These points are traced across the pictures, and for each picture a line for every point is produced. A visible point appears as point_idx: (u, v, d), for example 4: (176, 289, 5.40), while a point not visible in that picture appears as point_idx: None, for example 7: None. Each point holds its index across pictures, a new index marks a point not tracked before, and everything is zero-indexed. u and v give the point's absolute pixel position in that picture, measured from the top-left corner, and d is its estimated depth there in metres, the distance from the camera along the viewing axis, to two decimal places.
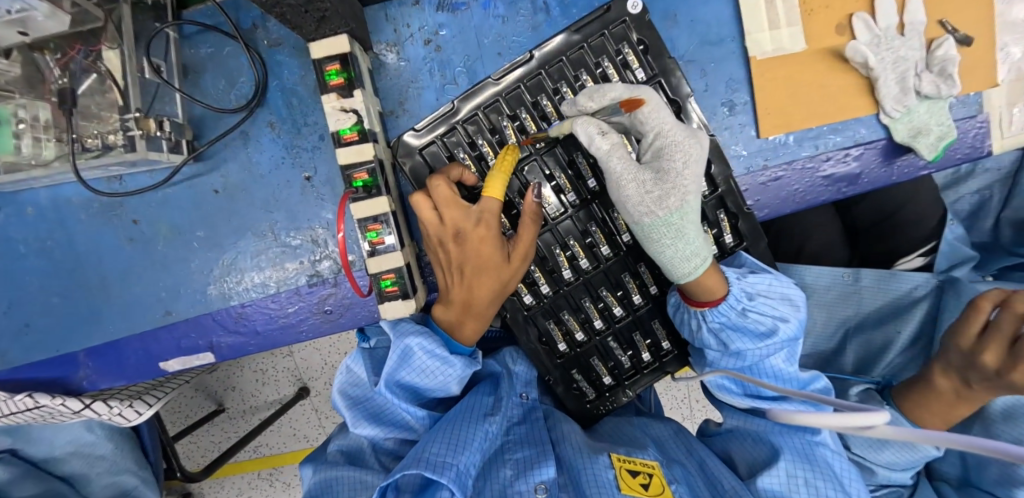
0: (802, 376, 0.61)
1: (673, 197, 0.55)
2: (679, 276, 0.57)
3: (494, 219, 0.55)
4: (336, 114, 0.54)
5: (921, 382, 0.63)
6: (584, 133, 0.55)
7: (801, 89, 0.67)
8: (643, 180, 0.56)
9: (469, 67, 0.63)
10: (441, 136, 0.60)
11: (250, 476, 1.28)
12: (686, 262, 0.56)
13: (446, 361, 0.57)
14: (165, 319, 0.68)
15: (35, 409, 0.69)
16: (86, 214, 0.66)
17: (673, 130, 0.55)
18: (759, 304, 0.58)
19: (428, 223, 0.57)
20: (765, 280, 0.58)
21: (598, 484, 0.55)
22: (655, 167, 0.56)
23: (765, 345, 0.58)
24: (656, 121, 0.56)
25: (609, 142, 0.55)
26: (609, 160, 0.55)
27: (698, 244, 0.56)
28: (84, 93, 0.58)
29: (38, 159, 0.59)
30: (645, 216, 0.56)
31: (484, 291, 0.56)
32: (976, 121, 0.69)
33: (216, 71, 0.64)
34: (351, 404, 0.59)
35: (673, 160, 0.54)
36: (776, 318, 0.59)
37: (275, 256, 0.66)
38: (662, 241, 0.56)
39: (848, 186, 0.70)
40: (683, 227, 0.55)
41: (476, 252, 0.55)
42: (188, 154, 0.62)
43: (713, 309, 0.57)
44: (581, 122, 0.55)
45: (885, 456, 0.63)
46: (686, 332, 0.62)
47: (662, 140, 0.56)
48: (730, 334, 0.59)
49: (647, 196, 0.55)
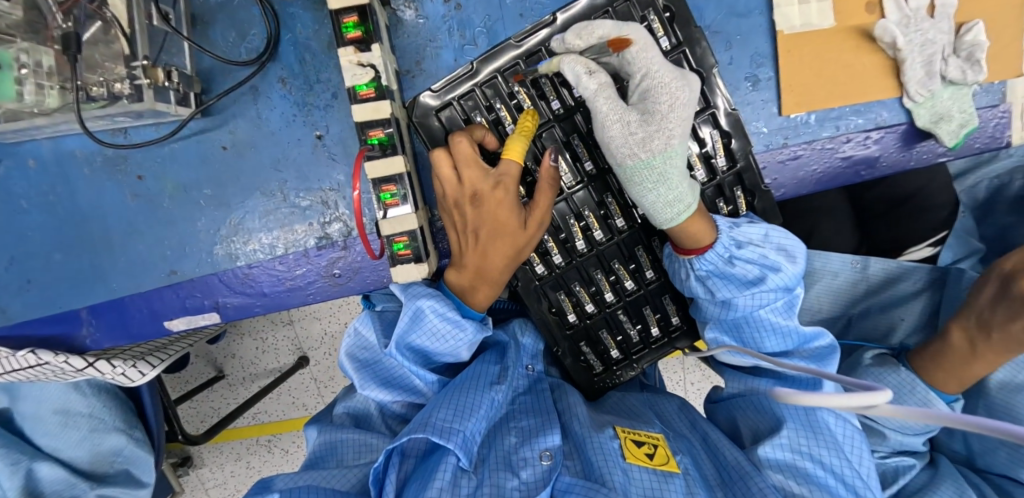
0: (802, 330, 0.59)
1: (657, 139, 0.54)
2: (661, 222, 0.55)
3: (514, 183, 0.54)
4: (353, 69, 0.52)
5: (939, 336, 0.63)
6: (571, 71, 0.54)
7: (825, 67, 0.66)
8: (629, 122, 0.54)
9: (489, 27, 0.61)
10: (459, 98, 0.58)
11: (249, 442, 1.29)
12: (670, 208, 0.54)
13: (458, 325, 0.56)
14: (170, 278, 0.67)
15: (38, 366, 0.68)
16: (89, 169, 0.64)
17: (660, 71, 0.53)
18: (747, 252, 0.57)
19: (446, 183, 0.56)
20: (757, 231, 0.57)
21: (603, 452, 0.55)
22: (641, 109, 0.55)
23: (754, 293, 0.58)
24: (644, 60, 0.54)
25: (596, 83, 0.54)
26: (595, 100, 0.54)
27: (682, 190, 0.54)
28: (88, 42, 0.55)
29: (42, 107, 0.56)
30: (627, 159, 0.55)
31: (498, 257, 0.56)
32: (999, 111, 0.68)
33: (226, 22, 0.62)
34: (358, 366, 0.59)
35: (659, 101, 0.53)
36: (766, 268, 0.58)
37: (283, 217, 0.64)
38: (644, 186, 0.55)
39: (867, 169, 0.69)
40: (665, 172, 0.54)
41: (493, 216, 0.55)
42: (197, 107, 0.60)
43: (700, 257, 0.57)
44: (569, 61, 0.53)
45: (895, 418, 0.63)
46: (677, 282, 0.61)
47: (648, 81, 0.54)
48: (717, 282, 0.58)
49: (630, 137, 0.54)
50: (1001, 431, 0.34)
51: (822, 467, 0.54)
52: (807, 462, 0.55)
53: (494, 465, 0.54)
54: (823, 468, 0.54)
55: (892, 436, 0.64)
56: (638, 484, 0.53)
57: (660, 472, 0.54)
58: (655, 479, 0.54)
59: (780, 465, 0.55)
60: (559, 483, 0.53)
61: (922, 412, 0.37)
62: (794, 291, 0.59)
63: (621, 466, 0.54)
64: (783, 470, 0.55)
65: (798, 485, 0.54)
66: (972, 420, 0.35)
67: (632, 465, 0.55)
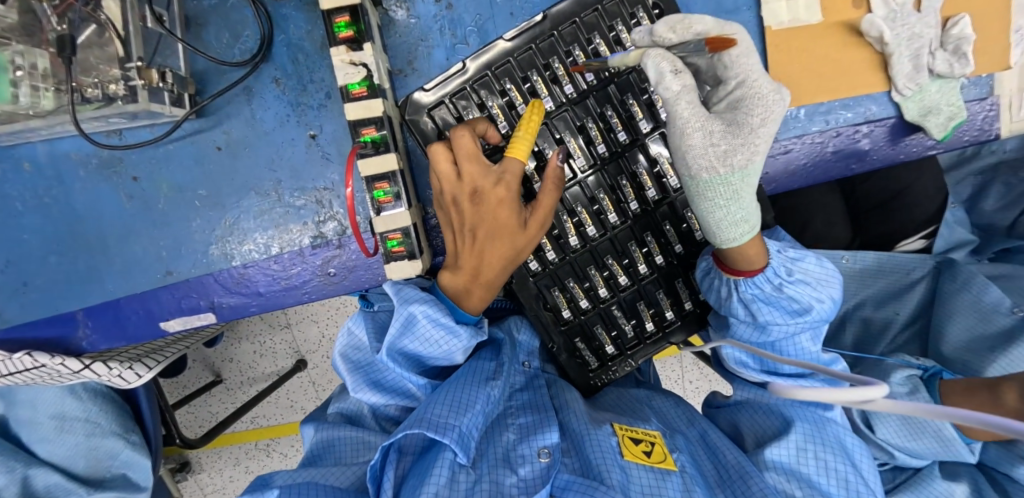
0: (823, 357, 0.61)
1: (740, 154, 0.52)
2: (722, 240, 0.55)
3: (515, 182, 0.54)
4: (345, 67, 0.53)
5: (988, 389, 0.57)
6: (654, 67, 0.51)
7: (814, 62, 0.66)
8: (711, 131, 0.53)
9: (480, 26, 0.63)
10: (451, 96, 0.59)
11: (247, 446, 1.29)
12: (734, 227, 0.54)
13: (452, 332, 0.56)
14: (165, 279, 0.67)
15: (35, 369, 0.69)
16: (84, 171, 0.65)
17: (759, 80, 0.52)
18: (796, 280, 0.58)
19: (444, 177, 0.56)
20: (805, 258, 0.58)
21: (601, 447, 0.55)
22: (727, 119, 0.53)
23: (799, 322, 0.58)
24: (744, 66, 0.52)
25: (680, 83, 0.51)
26: (675, 104, 0.52)
27: (749, 211, 0.54)
28: (82, 44, 0.55)
29: (37, 109, 0.56)
30: (704, 171, 0.53)
31: (496, 257, 0.56)
32: (986, 104, 0.68)
33: (219, 23, 0.62)
34: (351, 368, 0.59)
35: (751, 114, 0.52)
36: (814, 297, 0.58)
37: (278, 217, 0.65)
38: (714, 201, 0.54)
39: (857, 163, 0.70)
40: (739, 190, 0.54)
41: (492, 215, 0.55)
42: (191, 108, 0.60)
43: (748, 279, 0.57)
44: (654, 56, 0.51)
45: (914, 444, 0.63)
46: (714, 300, 0.61)
47: (743, 89, 0.53)
48: (762, 307, 0.58)
49: (711, 149, 0.53)
50: (994, 425, 0.32)
51: (824, 473, 0.55)
52: (810, 467, 0.55)
53: (493, 461, 0.54)
54: (826, 474, 0.55)
55: (902, 459, 0.65)
56: (637, 482, 0.54)
57: (657, 469, 0.55)
58: (653, 477, 0.54)
59: (782, 468, 0.56)
60: (558, 480, 0.54)
61: (918, 407, 0.36)
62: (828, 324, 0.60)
63: (620, 464, 0.54)
64: (786, 474, 0.55)
65: (800, 489, 0.54)
66: (967, 414, 0.34)
67: (630, 462, 0.55)
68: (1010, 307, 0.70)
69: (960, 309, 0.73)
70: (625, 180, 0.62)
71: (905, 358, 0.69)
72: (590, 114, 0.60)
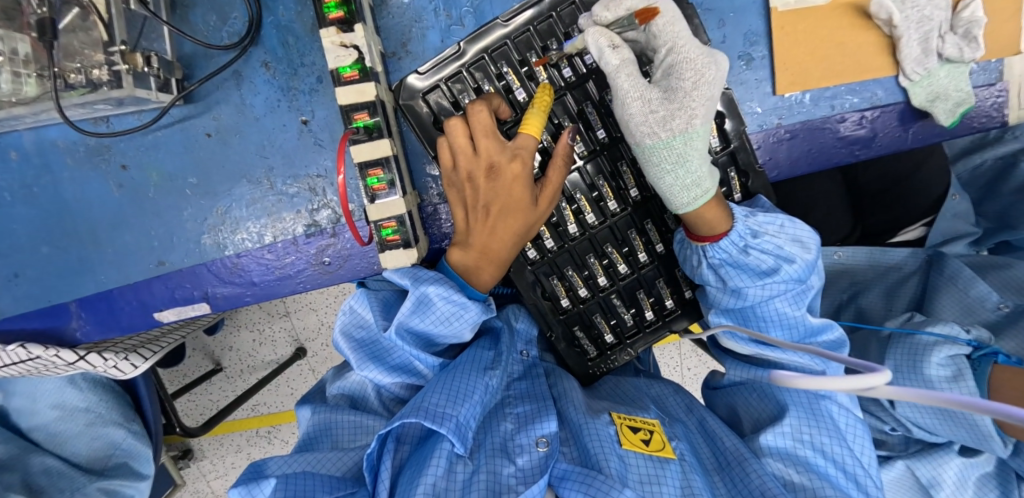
0: (810, 321, 0.58)
1: (678, 117, 0.53)
2: (679, 206, 0.55)
3: (530, 157, 0.54)
4: (336, 50, 0.51)
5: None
6: (594, 45, 0.52)
7: (819, 45, 0.65)
8: (650, 99, 0.53)
9: (476, 7, 0.61)
10: (447, 79, 0.57)
11: (249, 433, 1.29)
12: (686, 192, 0.54)
13: (463, 307, 0.55)
14: (159, 268, 0.66)
15: (29, 361, 0.67)
16: (72, 159, 0.63)
17: (687, 46, 0.52)
18: (762, 241, 0.56)
19: (460, 153, 0.55)
20: (774, 220, 0.56)
21: (599, 436, 0.55)
22: (663, 86, 0.54)
23: (765, 284, 0.56)
24: (671, 34, 0.53)
25: (618, 58, 0.52)
26: (616, 77, 0.53)
27: (700, 173, 0.53)
28: (65, 29, 0.53)
29: (20, 95, 0.54)
30: (647, 138, 0.54)
31: (508, 233, 0.56)
32: (996, 89, 0.67)
33: (206, 5, 0.60)
34: (355, 345, 0.56)
35: (682, 78, 0.52)
36: (780, 258, 0.56)
37: (271, 205, 0.64)
38: (662, 167, 0.54)
39: (862, 149, 0.68)
40: (685, 153, 0.53)
41: (507, 190, 0.55)
42: (178, 93, 0.59)
43: (713, 245, 0.56)
44: (592, 33, 0.52)
45: (939, 427, 0.62)
46: (688, 269, 0.61)
47: (674, 56, 0.53)
48: (730, 271, 0.57)
49: (651, 115, 0.53)
50: (999, 412, 0.33)
51: (822, 458, 0.54)
52: (807, 451, 0.54)
53: (490, 451, 0.53)
54: (822, 458, 0.54)
55: (920, 434, 0.65)
56: (635, 470, 0.53)
57: (656, 458, 0.54)
58: (652, 465, 0.53)
59: (780, 454, 0.55)
60: (557, 470, 0.53)
61: (923, 394, 0.36)
62: (807, 286, 0.57)
63: (617, 453, 0.54)
64: (783, 459, 0.55)
65: (798, 473, 0.54)
66: (970, 401, 0.34)
67: (628, 451, 0.54)
68: (995, 304, 0.70)
69: (965, 298, 0.72)
70: (625, 166, 0.61)
71: (946, 328, 0.63)
72: (589, 98, 0.59)
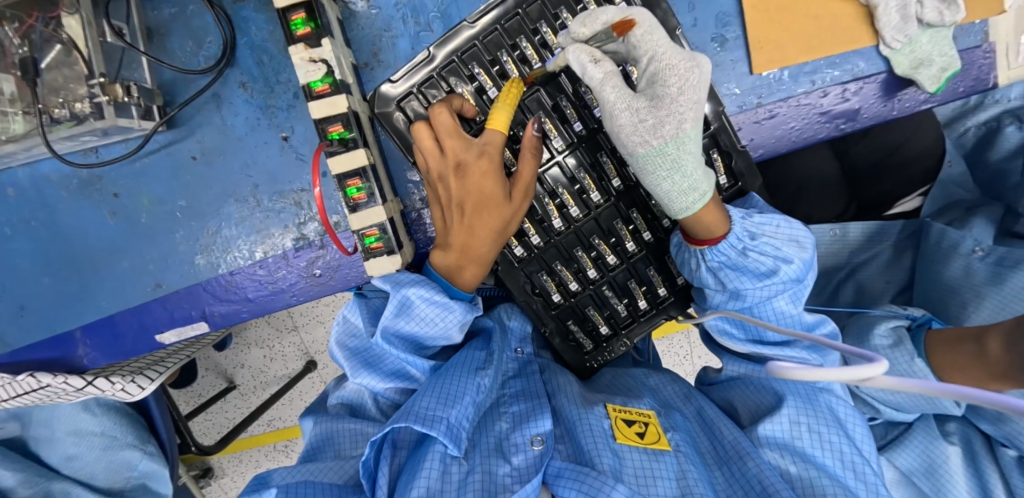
0: (806, 318, 0.58)
1: (669, 124, 0.52)
2: (677, 211, 0.54)
3: (498, 152, 0.55)
4: (305, 65, 0.52)
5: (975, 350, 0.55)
6: (575, 61, 0.52)
7: (793, 21, 0.64)
8: (637, 109, 0.53)
9: (443, 12, 0.61)
10: (419, 85, 0.58)
11: (266, 448, 1.31)
12: (685, 196, 0.53)
13: (446, 308, 0.55)
14: (156, 291, 0.67)
15: (40, 389, 0.70)
16: (66, 191, 0.65)
17: (669, 54, 0.52)
18: (761, 243, 0.56)
19: (428, 155, 0.56)
20: (771, 221, 0.56)
21: (593, 431, 0.54)
22: (649, 95, 0.53)
23: (765, 286, 0.56)
24: (649, 43, 0.52)
25: (602, 72, 0.52)
26: (601, 91, 0.52)
27: (696, 177, 0.53)
28: (48, 66, 0.55)
29: (9, 133, 0.56)
30: (639, 147, 0.53)
31: (485, 229, 0.57)
32: (982, 51, 0.66)
33: (181, 31, 0.62)
34: (350, 354, 0.57)
35: (667, 85, 0.52)
36: (779, 259, 0.56)
37: (260, 222, 0.65)
38: (657, 174, 0.54)
39: (847, 122, 0.68)
40: (679, 158, 0.53)
41: (477, 187, 0.56)
42: (160, 119, 0.60)
43: (712, 248, 0.55)
44: (573, 50, 0.52)
45: (901, 399, 0.63)
46: (686, 272, 0.60)
47: (655, 65, 0.53)
48: (729, 273, 0.57)
49: (641, 124, 0.53)
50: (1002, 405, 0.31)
51: (819, 447, 0.54)
52: (805, 440, 0.54)
53: (485, 451, 0.54)
54: (820, 447, 0.54)
55: (887, 414, 0.65)
56: (630, 464, 0.53)
57: (651, 450, 0.54)
58: (644, 458, 0.53)
59: (778, 443, 0.55)
60: (551, 468, 0.53)
61: (922, 384, 0.35)
62: (806, 285, 0.57)
63: (611, 447, 0.54)
64: (780, 449, 0.54)
65: (795, 464, 0.53)
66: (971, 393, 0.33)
67: (622, 445, 0.55)
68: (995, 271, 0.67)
69: (965, 266, 0.70)
70: (605, 156, 0.61)
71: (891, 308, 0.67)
72: (562, 92, 0.59)
